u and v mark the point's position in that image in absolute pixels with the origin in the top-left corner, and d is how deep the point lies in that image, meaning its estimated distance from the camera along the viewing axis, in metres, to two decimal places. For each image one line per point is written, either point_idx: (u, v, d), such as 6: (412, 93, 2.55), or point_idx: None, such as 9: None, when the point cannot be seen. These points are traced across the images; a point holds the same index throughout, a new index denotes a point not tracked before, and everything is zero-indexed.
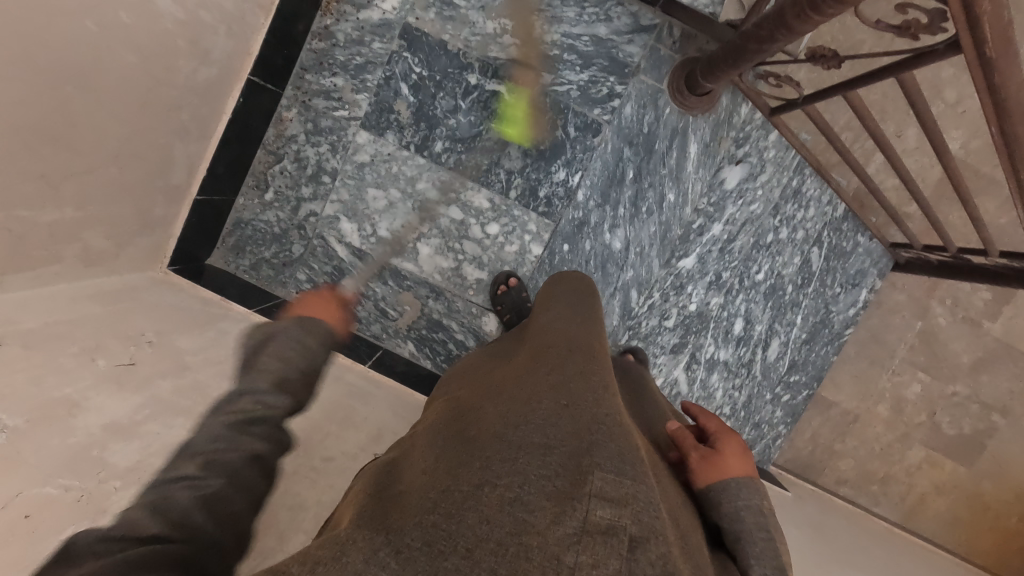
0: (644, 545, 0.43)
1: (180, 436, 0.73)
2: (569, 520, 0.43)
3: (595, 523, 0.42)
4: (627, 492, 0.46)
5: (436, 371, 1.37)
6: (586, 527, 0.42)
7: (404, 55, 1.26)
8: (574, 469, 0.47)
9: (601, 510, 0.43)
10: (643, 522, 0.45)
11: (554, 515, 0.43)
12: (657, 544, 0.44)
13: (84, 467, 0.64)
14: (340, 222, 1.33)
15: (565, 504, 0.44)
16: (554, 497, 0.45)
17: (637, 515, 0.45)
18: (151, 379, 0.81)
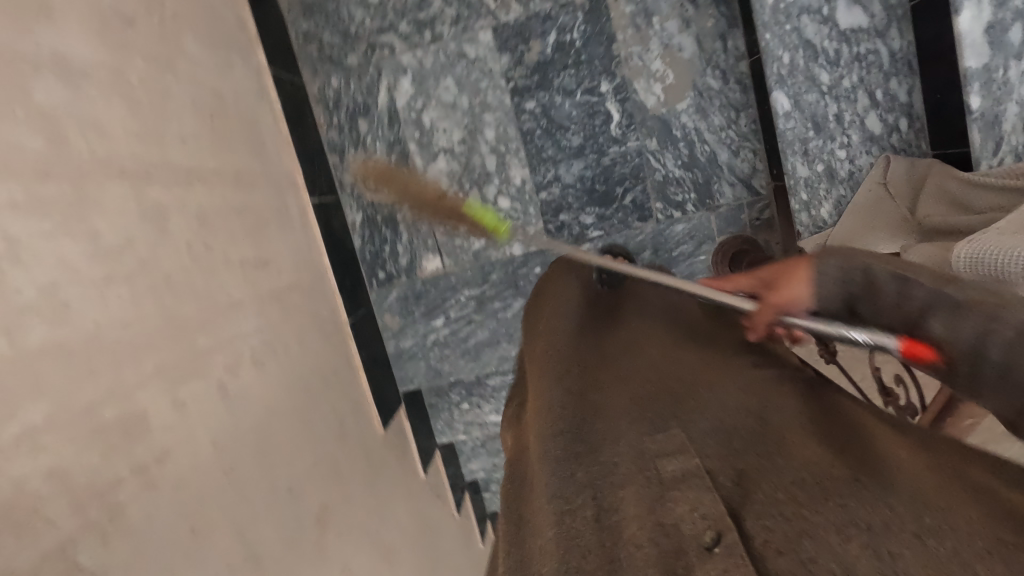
0: (709, 457, 0.51)
1: (115, 121, 0.70)
2: (643, 484, 0.48)
3: (674, 478, 0.48)
4: (682, 441, 0.53)
5: (357, 252, 1.37)
6: (664, 480, 0.48)
7: (578, 13, 1.23)
8: (620, 450, 0.54)
9: (670, 465, 0.49)
10: (700, 446, 0.52)
11: (633, 489, 0.48)
12: (716, 448, 0.52)
13: (5, 75, 0.56)
14: (404, 77, 1.29)
15: (635, 477, 0.50)
16: (624, 475, 0.51)
17: (689, 443, 0.52)
18: (134, 52, 0.76)
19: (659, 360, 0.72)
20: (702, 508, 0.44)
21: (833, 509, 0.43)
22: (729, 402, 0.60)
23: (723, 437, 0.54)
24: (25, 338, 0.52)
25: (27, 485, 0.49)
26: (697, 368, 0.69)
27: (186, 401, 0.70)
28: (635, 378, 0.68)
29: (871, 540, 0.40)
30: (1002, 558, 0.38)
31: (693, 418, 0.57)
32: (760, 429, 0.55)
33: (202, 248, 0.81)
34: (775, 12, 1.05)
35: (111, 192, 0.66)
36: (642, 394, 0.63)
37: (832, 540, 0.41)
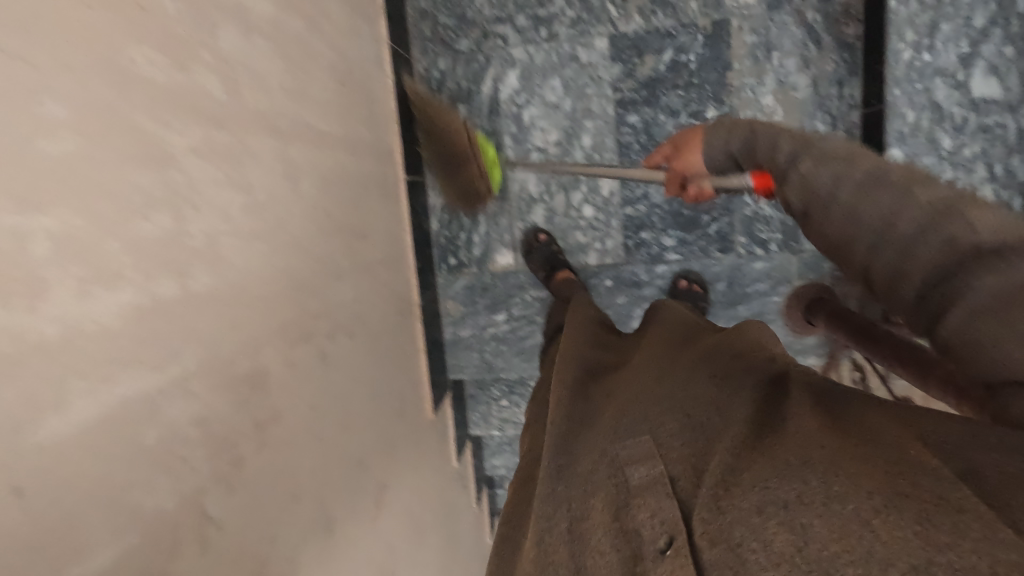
0: (672, 458, 0.50)
1: (274, 76, 0.69)
2: (611, 491, 0.50)
3: (640, 485, 0.48)
4: (648, 445, 0.52)
5: (432, 235, 1.37)
6: (630, 486, 0.49)
7: (698, 36, 1.22)
8: (595, 460, 0.54)
9: (638, 471, 0.49)
10: (660, 444, 0.52)
11: (602, 500, 0.50)
12: (682, 448, 0.51)
13: (203, 22, 0.56)
14: (512, 70, 1.28)
15: (605, 485, 0.51)
16: (596, 484, 0.52)
17: (653, 446, 0.52)
18: (292, 10, 0.76)
19: (646, 365, 0.70)
20: (659, 513, 0.45)
21: (759, 493, 0.42)
22: (683, 399, 0.58)
23: (687, 436, 0.52)
24: (193, 282, 0.52)
25: (179, 427, 0.49)
26: (671, 367, 0.67)
27: (297, 362, 0.71)
28: (622, 385, 0.66)
29: (787, 515, 0.40)
30: (896, 511, 0.37)
31: (659, 418, 0.56)
32: (713, 422, 0.53)
33: (321, 210, 0.81)
34: (908, 69, 1.03)
35: (263, 146, 0.66)
36: (626, 398, 0.61)
37: (753, 522, 0.40)
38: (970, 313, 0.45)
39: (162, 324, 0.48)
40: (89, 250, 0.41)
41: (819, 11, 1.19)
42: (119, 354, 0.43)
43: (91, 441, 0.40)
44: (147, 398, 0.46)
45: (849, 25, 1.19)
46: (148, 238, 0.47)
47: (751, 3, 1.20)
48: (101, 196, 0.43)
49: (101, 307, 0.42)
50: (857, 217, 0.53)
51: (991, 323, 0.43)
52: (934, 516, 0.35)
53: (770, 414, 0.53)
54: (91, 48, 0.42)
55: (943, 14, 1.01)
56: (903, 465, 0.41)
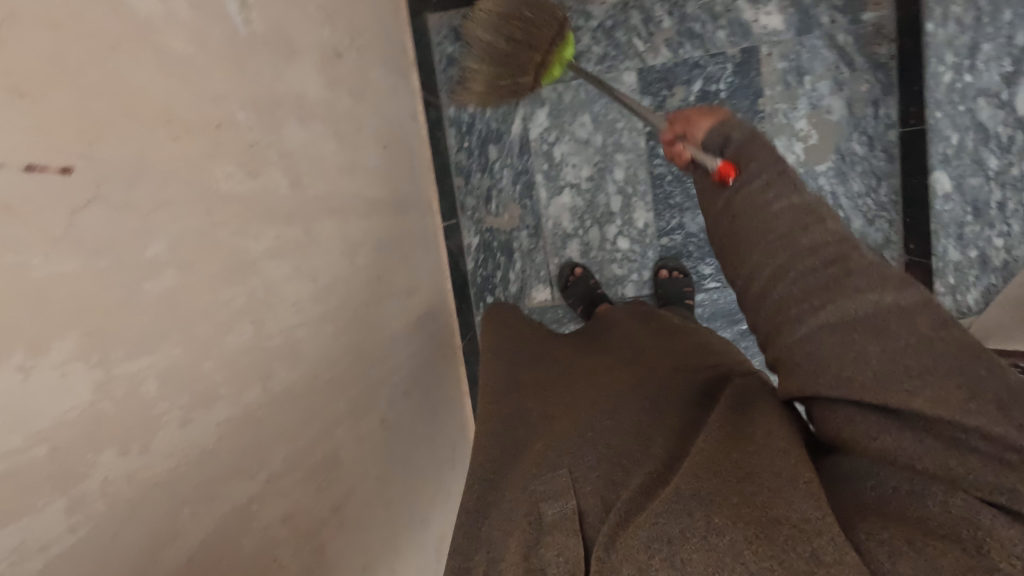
0: (584, 491, 0.51)
1: (328, 157, 0.71)
2: (524, 529, 0.50)
3: (552, 522, 0.49)
4: (564, 479, 0.53)
5: (469, 275, 1.38)
6: (544, 524, 0.49)
7: (728, 64, 1.22)
8: (516, 495, 0.55)
9: (551, 509, 0.50)
10: (577, 475, 0.54)
11: (515, 538, 0.49)
12: (597, 480, 0.52)
13: (268, 122, 0.57)
14: (541, 109, 1.29)
15: (519, 524, 0.50)
16: (513, 523, 0.51)
17: (569, 480, 0.53)
18: (340, 84, 0.78)
19: (581, 387, 0.72)
20: (566, 552, 0.46)
21: (648, 526, 0.43)
22: (606, 429, 0.60)
23: (603, 469, 0.54)
24: (273, 380, 0.53)
25: (269, 529, 0.50)
26: (602, 390, 0.69)
27: (365, 434, 0.72)
28: (557, 408, 0.68)
29: (670, 551, 0.41)
30: (767, 541, 0.39)
31: (579, 450, 0.57)
32: (632, 458, 0.55)
33: (375, 275, 0.82)
34: (950, 91, 1.02)
35: (324, 228, 0.67)
36: (557, 428, 0.63)
37: (640, 559, 0.41)
38: (818, 326, 0.48)
39: (252, 431, 0.49)
40: (190, 376, 0.42)
41: (850, 33, 1.17)
42: (218, 471, 0.44)
43: (200, 561, 0.42)
44: (242, 506, 0.47)
45: (882, 45, 1.17)
46: (236, 350, 0.48)
47: (780, 28, 1.19)
48: (197, 321, 0.44)
49: (202, 430, 0.43)
50: (794, 242, 0.55)
51: (842, 341, 0.46)
52: (797, 544, 0.38)
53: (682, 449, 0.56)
54: (184, 176, 0.44)
55: (983, 33, 0.99)
56: (777, 484, 0.44)
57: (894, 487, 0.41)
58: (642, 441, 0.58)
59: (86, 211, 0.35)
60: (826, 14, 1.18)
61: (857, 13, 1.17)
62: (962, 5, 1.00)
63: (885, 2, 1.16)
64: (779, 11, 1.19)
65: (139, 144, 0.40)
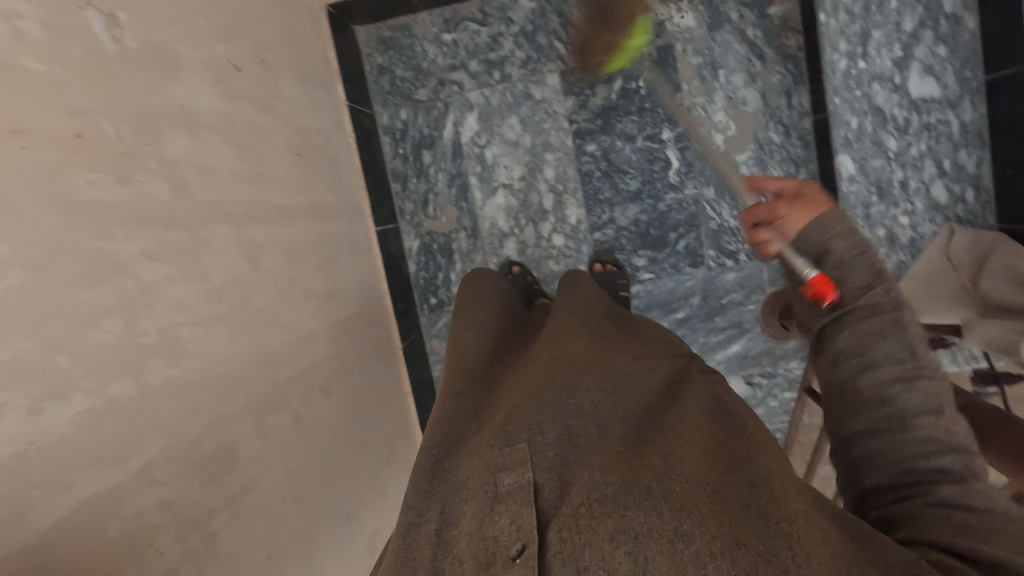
0: (544, 468, 0.48)
1: (223, 166, 0.74)
2: (479, 497, 0.47)
3: (507, 493, 0.46)
4: (524, 453, 0.49)
5: (410, 278, 1.41)
6: (499, 494, 0.46)
7: (645, 61, 1.26)
8: (474, 461, 0.51)
9: (508, 479, 0.47)
10: (536, 452, 0.50)
11: (470, 506, 0.47)
12: (555, 460, 0.49)
13: (144, 133, 0.61)
14: (470, 113, 1.33)
15: (474, 491, 0.48)
16: (471, 490, 0.48)
17: (529, 455, 0.49)
18: (240, 96, 0.81)
19: (547, 357, 0.66)
20: (519, 522, 0.43)
21: (613, 519, 0.40)
22: (573, 401, 0.56)
23: (563, 445, 0.50)
24: (149, 375, 0.56)
25: (145, 516, 0.53)
26: (568, 361, 0.64)
27: (269, 431, 0.75)
28: (525, 377, 0.64)
29: (635, 546, 0.38)
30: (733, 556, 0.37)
31: (540, 423, 0.53)
32: (591, 433, 0.52)
33: (286, 278, 0.85)
34: (846, 78, 1.06)
35: (217, 233, 0.71)
36: (519, 398, 0.58)
37: (603, 549, 0.38)
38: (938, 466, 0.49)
39: (122, 423, 0.52)
40: (41, 370, 0.45)
41: (759, 27, 1.22)
42: (78, 458, 0.47)
43: (57, 542, 0.45)
44: (109, 493, 0.50)
45: (789, 38, 1.22)
46: (100, 345, 0.51)
47: (692, 25, 1.24)
48: (49, 318, 0.47)
49: (55, 419, 0.46)
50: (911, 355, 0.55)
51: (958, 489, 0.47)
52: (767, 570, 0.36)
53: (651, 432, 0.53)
54: (35, 185, 0.47)
55: (873, 22, 1.04)
56: (743, 507, 0.42)
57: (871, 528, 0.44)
58: (602, 421, 0.54)
59: None
60: (734, 10, 1.23)
61: (763, 8, 1.22)
62: None
63: None
64: (691, 9, 1.24)
65: None
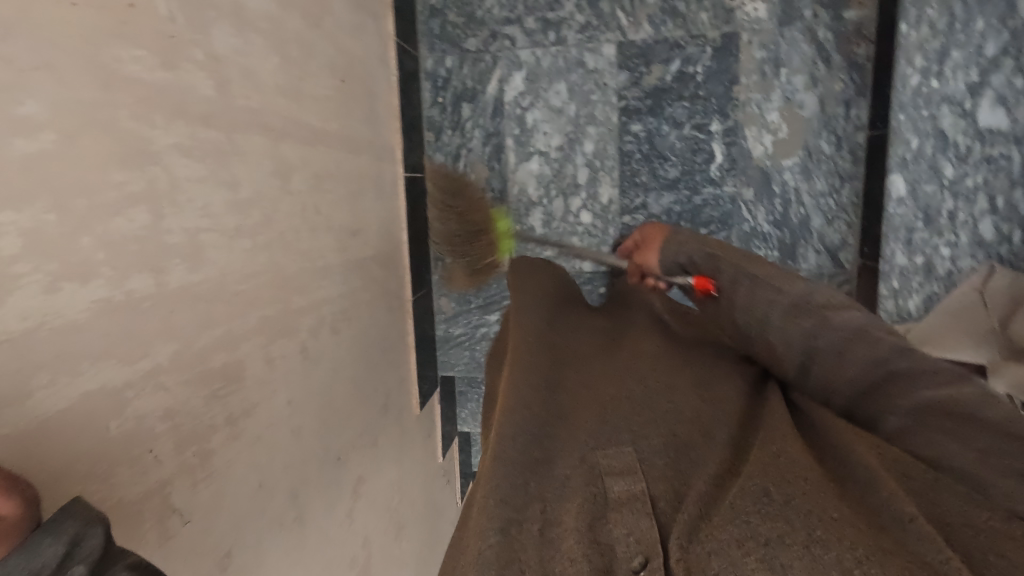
0: (654, 474, 0.45)
1: (267, 73, 0.70)
2: (586, 500, 0.43)
3: (619, 500, 0.43)
4: (631, 459, 0.46)
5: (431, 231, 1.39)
6: (609, 501, 0.43)
7: (708, 47, 1.22)
8: (575, 466, 0.47)
9: (617, 485, 0.44)
10: (643, 459, 0.47)
11: (577, 504, 0.43)
12: (662, 466, 0.46)
13: (194, 18, 0.56)
14: (518, 72, 1.28)
15: (579, 492, 0.44)
16: (573, 490, 0.45)
17: (635, 461, 0.46)
18: (292, 5, 0.77)
19: (621, 360, 0.64)
20: (638, 533, 0.40)
21: (735, 525, 0.38)
22: (671, 404, 0.53)
23: (669, 453, 0.47)
24: (167, 277, 0.53)
25: (145, 421, 0.50)
26: (655, 365, 0.61)
27: (276, 357, 0.72)
28: (613, 373, 0.61)
29: (767, 552, 0.36)
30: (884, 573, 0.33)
31: (641, 428, 0.50)
32: (695, 443, 0.49)
33: (311, 205, 0.82)
34: (914, 95, 1.04)
35: (252, 143, 0.67)
36: (608, 400, 0.55)
37: (732, 555, 0.36)
38: None
39: (134, 319, 0.49)
40: (62, 247, 0.42)
41: (830, 29, 1.15)
42: (87, 347, 0.44)
43: (56, 430, 0.42)
44: (114, 390, 0.47)
45: (860, 46, 1.13)
46: (124, 234, 0.48)
47: (762, 18, 1.21)
48: (76, 193, 0.43)
49: (71, 302, 0.43)
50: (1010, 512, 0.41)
51: None
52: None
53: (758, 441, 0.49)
54: (75, 47, 0.43)
55: (955, 40, 0.97)
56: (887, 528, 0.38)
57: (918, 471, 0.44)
58: (704, 429, 0.50)
59: None
60: (810, 7, 1.16)
61: (840, 10, 1.14)
62: (936, 10, 0.99)
63: None
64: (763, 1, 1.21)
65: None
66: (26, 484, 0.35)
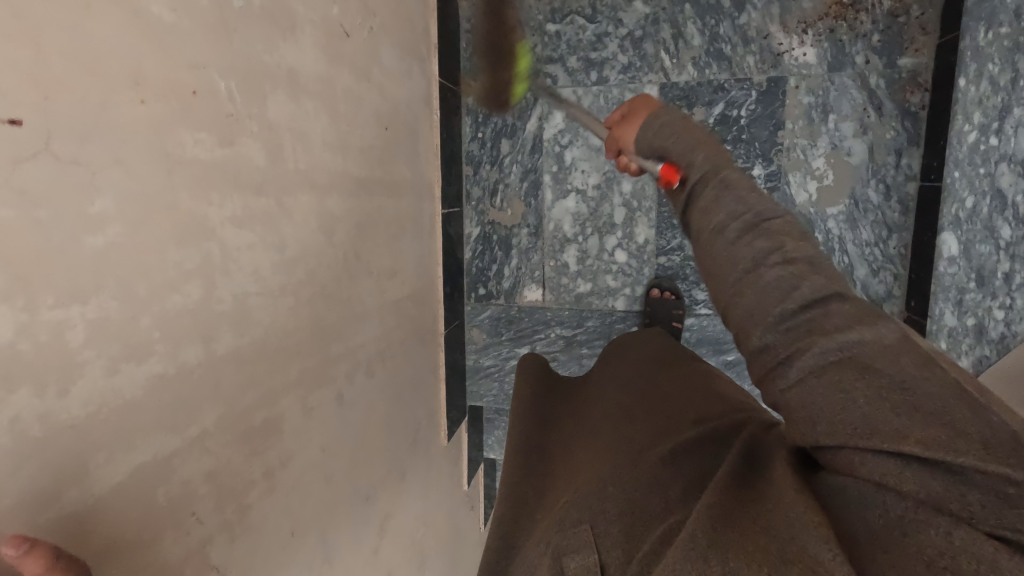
0: (608, 547, 0.50)
1: (316, 132, 0.72)
2: None
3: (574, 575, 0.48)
4: (589, 532, 0.51)
5: (465, 263, 1.40)
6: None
7: (753, 90, 1.19)
8: (541, 547, 0.53)
9: (573, 561, 0.49)
10: (600, 530, 0.51)
11: None
12: (617, 537, 0.50)
13: (251, 94, 0.59)
14: (558, 110, 1.28)
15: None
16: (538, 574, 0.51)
17: (591, 535, 0.51)
18: (343, 62, 0.79)
19: (595, 427, 0.69)
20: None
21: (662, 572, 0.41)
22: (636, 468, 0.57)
23: (625, 519, 0.51)
24: (216, 344, 0.55)
25: (191, 485, 0.53)
26: (623, 430, 0.65)
27: (313, 407, 0.74)
28: (596, 443, 0.66)
29: None
30: None
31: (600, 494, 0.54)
32: (652, 504, 0.52)
33: (352, 251, 0.84)
34: (972, 152, 0.98)
35: (299, 203, 0.69)
36: (579, 477, 0.60)
37: None
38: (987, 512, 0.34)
39: (183, 388, 0.51)
40: (123, 331, 0.45)
41: (883, 76, 1.14)
42: (143, 421, 0.47)
43: (111, 504, 0.45)
44: (163, 459, 0.49)
45: (914, 93, 1.13)
46: (179, 310, 0.50)
47: (812, 62, 1.16)
48: (138, 278, 0.46)
49: (130, 382, 0.45)
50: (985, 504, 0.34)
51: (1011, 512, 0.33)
52: None
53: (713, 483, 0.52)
54: (144, 140, 0.46)
55: (1017, 97, 0.95)
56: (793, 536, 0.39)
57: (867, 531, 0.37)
58: (662, 488, 0.54)
59: (23, 165, 0.37)
60: (861, 53, 1.14)
61: (894, 57, 1.13)
62: (999, 65, 0.95)
63: (925, 48, 1.12)
64: (814, 44, 1.16)
65: (98, 104, 0.42)
66: (81, 561, 0.38)
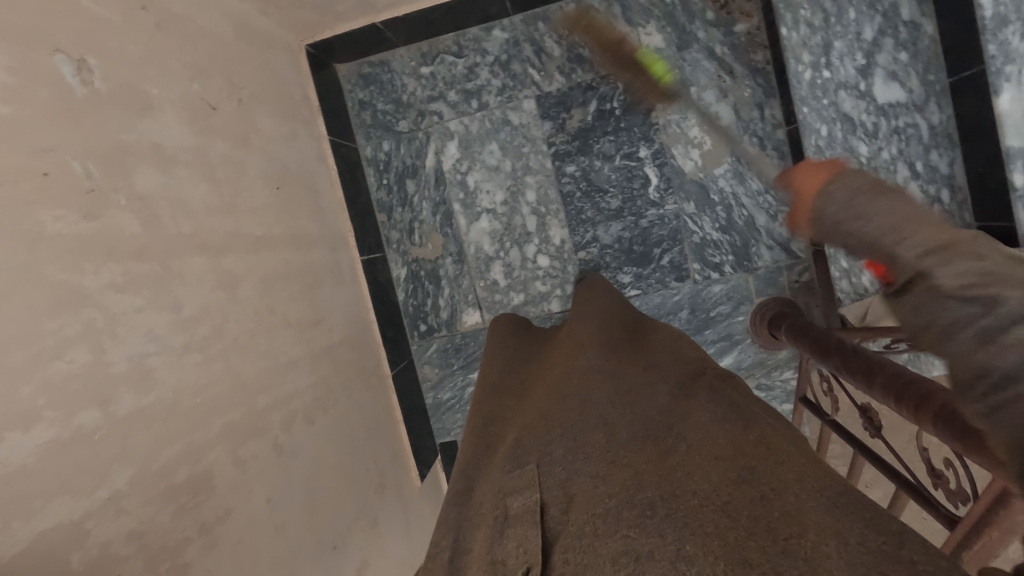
0: (551, 488, 0.51)
1: (198, 198, 0.76)
2: (491, 523, 0.50)
3: (516, 516, 0.49)
4: (531, 475, 0.53)
5: (400, 305, 1.42)
6: (508, 516, 0.49)
7: (617, 82, 1.29)
8: (490, 493, 0.54)
9: (518, 503, 0.50)
10: (545, 472, 0.53)
11: (482, 533, 0.49)
12: (561, 480, 0.51)
13: (114, 169, 0.63)
14: (451, 142, 1.36)
15: (488, 518, 0.51)
16: (482, 516, 0.52)
17: (536, 477, 0.53)
18: (216, 131, 0.84)
19: (553, 382, 0.72)
20: (525, 545, 0.45)
21: (616, 538, 0.41)
22: (583, 418, 0.59)
23: (567, 463, 0.53)
24: (116, 406, 0.56)
25: (111, 547, 0.53)
26: (583, 383, 0.67)
27: (247, 459, 0.74)
28: (550, 394, 0.68)
29: (635, 568, 0.38)
30: None
31: (549, 449, 0.56)
32: (600, 449, 0.54)
33: (261, 305, 0.86)
34: (812, 88, 1.10)
35: (191, 264, 0.72)
36: (537, 425, 0.62)
37: (603, 569, 0.39)
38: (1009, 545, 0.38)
39: (83, 453, 0.52)
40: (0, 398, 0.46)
41: (726, 44, 1.25)
42: (37, 488, 0.48)
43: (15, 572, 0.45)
44: (72, 524, 0.50)
45: (757, 52, 1.25)
46: (64, 375, 0.52)
47: (661, 46, 1.27)
48: (11, 348, 0.48)
49: (16, 449, 0.47)
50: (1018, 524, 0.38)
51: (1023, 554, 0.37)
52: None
53: (662, 435, 0.53)
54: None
55: (833, 33, 1.07)
56: (755, 525, 0.38)
57: (913, 561, 0.33)
58: (610, 435, 0.55)
59: None
60: (701, 29, 1.26)
61: (729, 26, 1.25)
62: (809, 10, 1.08)
63: (753, 13, 1.25)
64: (658, 31, 1.27)
65: None
66: None
